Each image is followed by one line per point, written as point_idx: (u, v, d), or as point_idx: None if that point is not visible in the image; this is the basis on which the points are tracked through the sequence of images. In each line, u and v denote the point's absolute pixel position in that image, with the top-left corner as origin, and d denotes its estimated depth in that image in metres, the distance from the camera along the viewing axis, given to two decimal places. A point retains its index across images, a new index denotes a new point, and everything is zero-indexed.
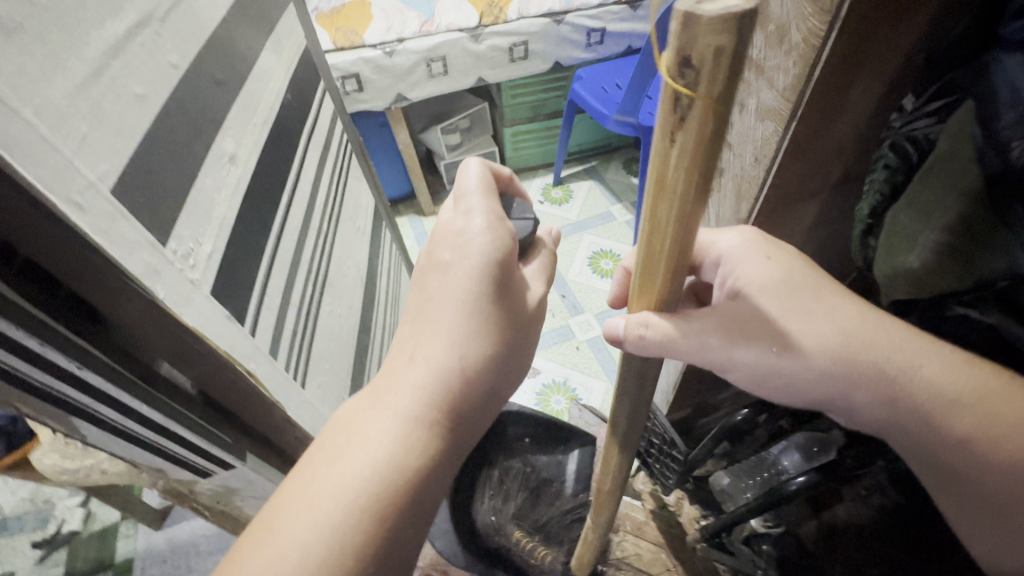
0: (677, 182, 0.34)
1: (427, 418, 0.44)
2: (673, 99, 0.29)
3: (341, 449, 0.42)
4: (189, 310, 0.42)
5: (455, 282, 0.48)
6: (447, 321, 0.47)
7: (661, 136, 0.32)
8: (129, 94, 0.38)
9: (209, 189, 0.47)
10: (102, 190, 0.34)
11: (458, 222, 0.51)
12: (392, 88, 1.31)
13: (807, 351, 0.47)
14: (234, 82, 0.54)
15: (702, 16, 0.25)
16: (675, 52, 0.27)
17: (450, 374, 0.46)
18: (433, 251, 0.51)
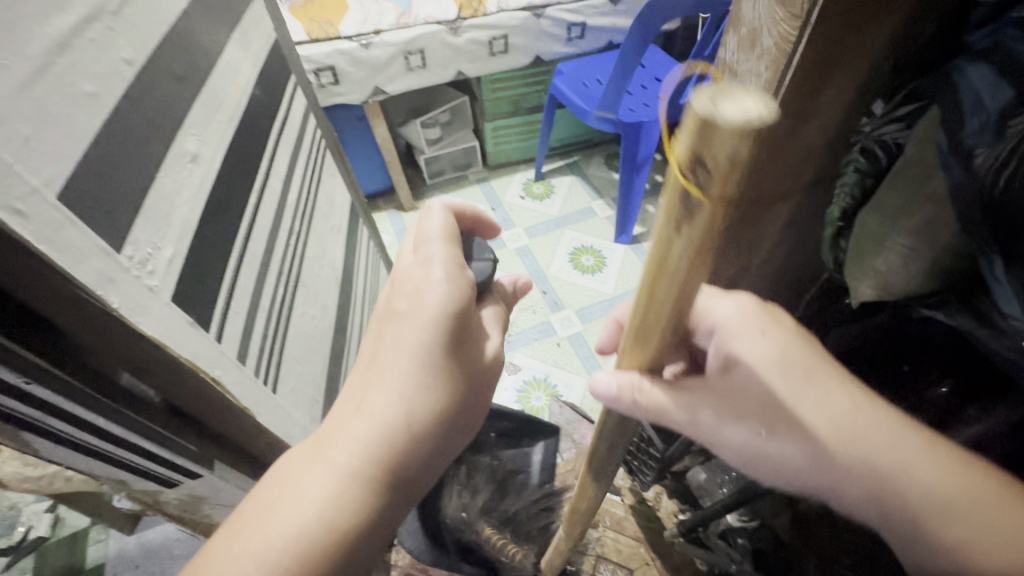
0: (679, 263, 0.35)
1: (361, 477, 0.46)
2: (682, 191, 0.31)
3: (278, 503, 0.45)
4: (147, 318, 0.40)
5: (406, 338, 0.50)
6: (392, 376, 0.49)
7: (666, 220, 0.33)
8: (77, 92, 0.37)
9: (169, 191, 0.46)
10: (47, 196, 0.33)
11: (416, 274, 0.53)
12: (369, 81, 1.28)
13: (802, 438, 0.46)
14: (196, 78, 0.52)
15: (721, 121, 0.26)
16: (688, 148, 0.29)
17: (389, 432, 0.47)
18: (392, 301, 0.54)
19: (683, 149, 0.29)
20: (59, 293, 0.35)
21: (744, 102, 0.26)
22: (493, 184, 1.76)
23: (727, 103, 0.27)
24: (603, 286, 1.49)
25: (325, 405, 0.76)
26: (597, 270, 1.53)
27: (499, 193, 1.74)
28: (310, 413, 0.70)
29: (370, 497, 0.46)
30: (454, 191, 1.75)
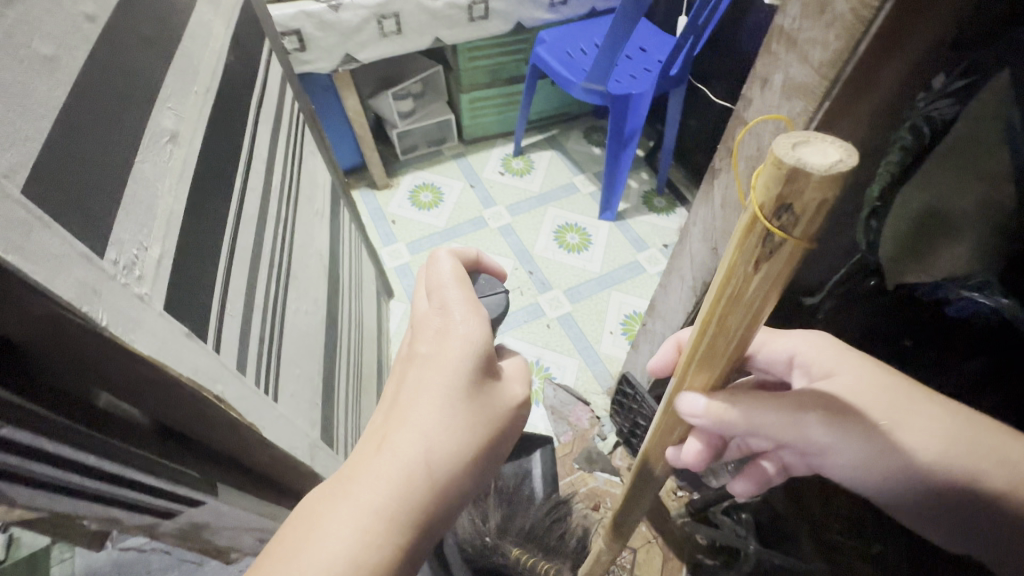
0: (751, 298, 0.37)
1: (393, 531, 0.40)
2: (763, 236, 0.32)
3: (298, 562, 0.38)
4: (142, 334, 0.33)
5: (438, 377, 0.45)
6: (423, 416, 0.44)
7: (741, 262, 0.35)
8: (33, 55, 0.29)
9: (150, 178, 0.38)
10: (10, 191, 0.25)
11: (440, 314, 0.49)
12: (339, 48, 1.17)
13: (905, 433, 0.46)
14: (167, 40, 0.44)
15: (811, 171, 0.28)
16: (773, 197, 0.30)
17: (424, 478, 0.42)
18: (414, 342, 0.49)
19: (768, 197, 0.31)
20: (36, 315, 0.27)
21: (826, 153, 0.29)
22: (470, 160, 1.69)
23: (809, 154, 0.29)
24: (589, 265, 1.47)
25: (325, 407, 0.70)
26: (582, 249, 1.50)
27: (478, 170, 1.67)
28: (312, 418, 0.64)
29: (403, 553, 0.41)
30: (430, 168, 1.67)
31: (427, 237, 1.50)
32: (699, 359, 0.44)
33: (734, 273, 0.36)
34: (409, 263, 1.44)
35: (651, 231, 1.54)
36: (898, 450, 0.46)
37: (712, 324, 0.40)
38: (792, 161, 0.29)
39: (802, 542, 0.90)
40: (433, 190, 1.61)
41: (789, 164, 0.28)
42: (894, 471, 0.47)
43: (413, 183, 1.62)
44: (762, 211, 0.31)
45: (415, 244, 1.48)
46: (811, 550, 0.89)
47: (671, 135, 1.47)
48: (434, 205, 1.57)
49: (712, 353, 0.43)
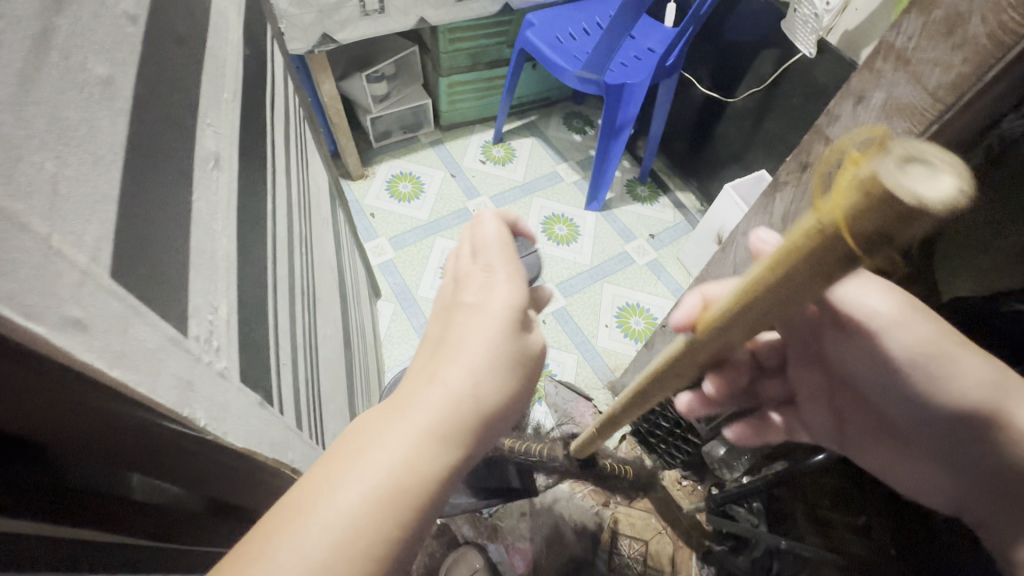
0: (800, 300, 0.30)
1: (432, 470, 0.30)
2: (843, 259, 0.25)
3: (331, 478, 0.28)
4: (230, 421, 0.28)
5: (501, 307, 0.35)
6: (481, 344, 0.33)
7: (803, 276, 0.27)
8: (92, 80, 0.21)
9: (206, 219, 0.31)
10: (100, 278, 0.19)
11: (501, 255, 0.38)
12: (315, 26, 1.07)
13: (965, 364, 0.40)
14: (197, 37, 0.35)
15: (932, 211, 0.20)
16: (869, 227, 0.22)
17: (476, 411, 0.32)
18: (460, 287, 0.38)
19: (861, 225, 0.22)
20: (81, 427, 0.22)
21: (939, 181, 0.20)
22: (449, 148, 1.60)
23: (924, 181, 0.21)
24: (580, 257, 1.44)
25: None
26: (571, 240, 1.47)
27: (457, 158, 1.58)
28: None
29: (445, 493, 0.31)
30: (406, 156, 1.57)
31: (411, 231, 1.41)
32: (719, 336, 0.37)
33: (787, 282, 0.28)
34: (394, 259, 1.36)
35: (637, 220, 1.53)
36: (949, 377, 0.40)
37: (745, 317, 0.33)
38: (908, 201, 0.20)
39: (800, 522, 0.88)
40: (412, 180, 1.52)
41: (908, 207, 0.20)
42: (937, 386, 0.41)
43: (390, 173, 1.52)
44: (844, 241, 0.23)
45: (397, 239, 1.40)
46: (807, 525, 0.87)
47: (659, 123, 1.47)
48: (415, 196, 1.49)
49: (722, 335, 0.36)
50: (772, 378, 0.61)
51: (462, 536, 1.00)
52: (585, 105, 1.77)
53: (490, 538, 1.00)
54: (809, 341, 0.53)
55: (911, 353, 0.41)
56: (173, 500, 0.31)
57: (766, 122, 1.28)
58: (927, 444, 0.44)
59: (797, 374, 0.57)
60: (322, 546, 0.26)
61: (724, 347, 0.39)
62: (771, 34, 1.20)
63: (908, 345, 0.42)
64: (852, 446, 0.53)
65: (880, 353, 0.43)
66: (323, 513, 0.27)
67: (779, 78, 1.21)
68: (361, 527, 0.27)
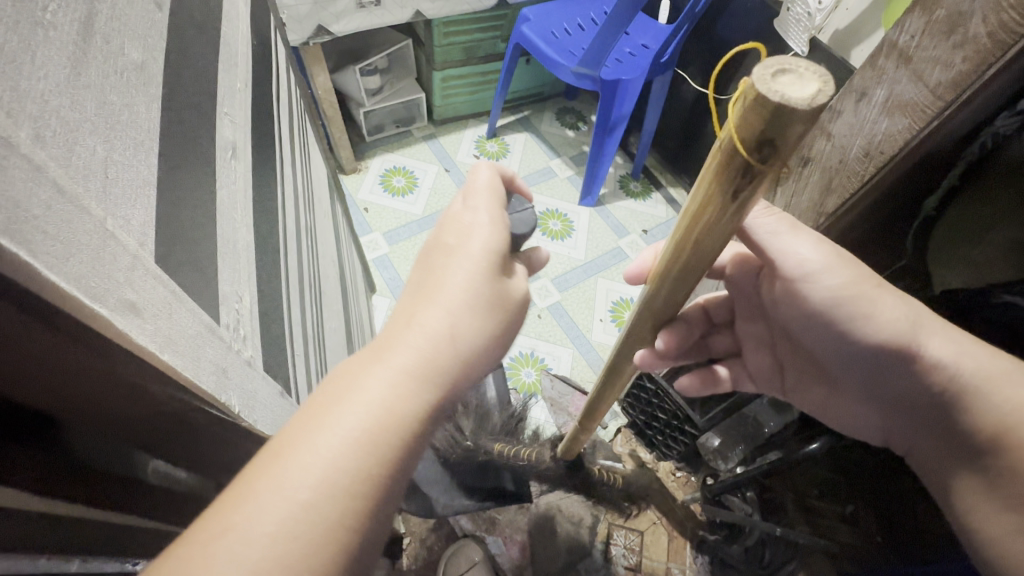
0: (724, 225, 0.32)
1: (414, 402, 0.31)
2: (744, 172, 0.28)
3: (311, 423, 0.28)
4: (257, 409, 0.28)
5: (469, 250, 0.37)
6: (456, 287, 0.35)
7: (720, 194, 0.30)
8: (129, 65, 0.21)
9: (228, 208, 0.31)
10: (147, 264, 0.19)
11: (468, 203, 0.39)
12: (311, 18, 1.06)
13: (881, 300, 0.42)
14: (212, 25, 0.35)
15: (797, 110, 0.23)
16: (756, 134, 0.25)
17: (452, 351, 0.33)
18: (437, 235, 0.39)
19: (750, 133, 0.26)
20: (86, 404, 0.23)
21: (805, 84, 0.24)
22: (442, 143, 1.60)
23: (788, 86, 0.24)
24: (574, 252, 1.45)
25: None
26: (565, 235, 1.48)
27: (451, 153, 1.58)
28: None
29: (426, 434, 0.31)
30: (399, 150, 1.56)
31: (405, 226, 1.41)
32: (672, 277, 0.39)
33: (710, 202, 0.31)
34: (388, 253, 1.35)
35: (630, 216, 1.54)
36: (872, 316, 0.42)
37: (684, 250, 0.35)
38: (773, 101, 0.24)
39: (791, 512, 0.89)
40: (406, 175, 1.51)
41: (775, 107, 0.24)
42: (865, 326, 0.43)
43: (383, 167, 1.52)
44: (741, 149, 0.26)
45: (392, 234, 1.39)
46: (797, 515, 0.88)
47: (652, 119, 1.48)
48: (409, 191, 1.48)
49: (682, 279, 0.38)
50: (720, 331, 0.65)
51: (461, 528, 1.01)
52: (578, 100, 1.77)
53: (487, 531, 1.01)
54: (751, 296, 0.57)
55: (832, 295, 0.43)
56: (178, 483, 0.31)
57: None
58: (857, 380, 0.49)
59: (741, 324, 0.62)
60: (305, 487, 0.26)
61: (677, 291, 0.40)
62: (763, 33, 1.21)
63: (828, 287, 0.43)
64: (794, 391, 0.59)
65: (807, 299, 0.45)
66: (307, 458, 0.27)
67: None
68: (343, 467, 0.27)
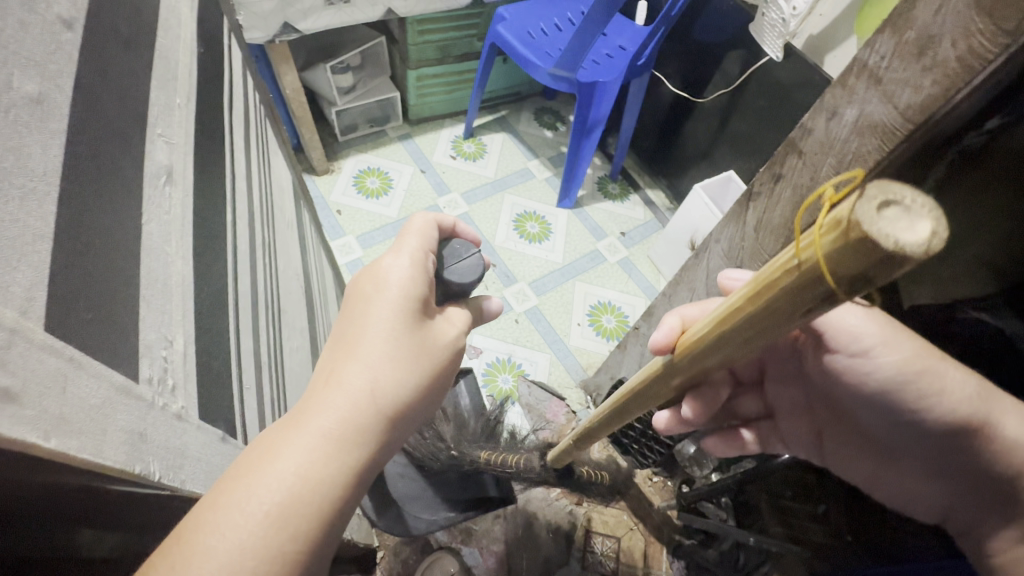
0: (782, 331, 0.28)
1: (332, 464, 0.32)
2: (823, 297, 0.23)
3: (219, 504, 0.28)
4: (186, 469, 0.26)
5: (386, 303, 0.37)
6: (375, 340, 0.36)
7: (787, 310, 0.25)
8: (16, 98, 0.19)
9: (159, 242, 0.28)
10: (33, 333, 0.17)
11: (386, 253, 0.40)
12: (276, 15, 1.02)
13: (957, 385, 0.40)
14: (143, 39, 0.33)
15: (913, 258, 0.19)
16: (852, 268, 0.21)
17: (372, 409, 0.34)
18: (358, 284, 0.39)
19: (841, 266, 0.21)
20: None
21: (921, 225, 0.19)
22: (418, 143, 1.56)
23: (900, 223, 0.19)
24: (552, 255, 1.44)
25: None
26: (544, 238, 1.46)
27: (427, 153, 1.55)
28: None
29: (348, 496, 0.32)
30: (373, 150, 1.52)
31: (380, 229, 1.38)
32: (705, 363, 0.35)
33: (770, 314, 0.26)
34: (362, 258, 1.32)
35: (609, 218, 1.53)
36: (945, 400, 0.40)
37: (731, 344, 0.31)
38: (884, 245, 0.19)
39: (765, 515, 0.87)
40: (381, 176, 1.48)
41: (886, 255, 0.19)
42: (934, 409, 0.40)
43: (357, 168, 1.48)
44: (830, 284, 0.21)
45: (366, 237, 1.36)
46: (773, 519, 0.86)
47: (630, 121, 1.47)
48: (383, 192, 1.45)
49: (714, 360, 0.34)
50: (746, 393, 0.61)
51: (437, 540, 0.99)
52: (555, 100, 1.75)
53: (463, 541, 1.00)
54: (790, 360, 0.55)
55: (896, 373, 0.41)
56: (123, 546, 0.27)
57: (732, 123, 1.31)
58: (915, 455, 0.44)
59: (776, 392, 0.58)
60: (208, 571, 0.26)
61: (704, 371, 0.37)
62: (739, 36, 1.21)
63: (890, 365, 0.41)
64: (833, 458, 0.54)
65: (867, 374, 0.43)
66: (210, 544, 0.27)
67: (746, 80, 1.23)
68: (251, 546, 0.28)
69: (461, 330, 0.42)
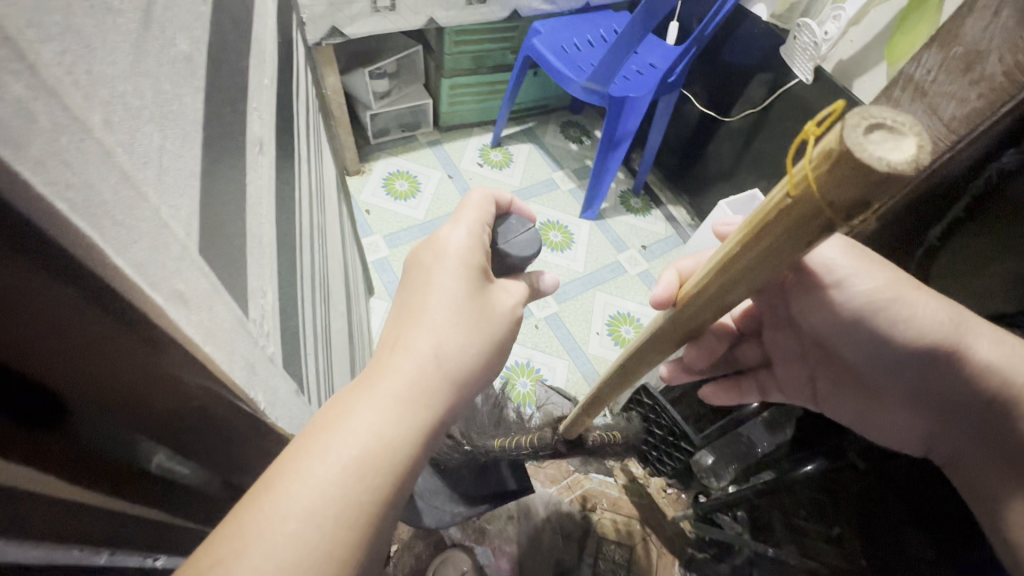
0: (780, 264, 0.30)
1: (404, 422, 0.32)
2: (823, 226, 0.26)
3: (299, 457, 0.29)
4: (274, 405, 0.28)
5: (447, 272, 0.39)
6: (438, 310, 0.37)
7: (787, 243, 0.28)
8: (179, 56, 0.21)
9: (256, 203, 0.31)
10: (195, 256, 0.19)
11: (444, 226, 0.42)
12: (325, 19, 1.07)
13: (927, 306, 0.43)
14: (246, 21, 0.35)
15: (901, 177, 0.21)
16: (849, 193, 0.23)
17: (437, 372, 0.35)
18: (418, 258, 0.41)
19: (839, 194, 0.23)
20: (102, 393, 0.20)
21: (903, 145, 0.21)
22: (447, 149, 1.60)
23: (881, 146, 0.21)
24: (573, 264, 1.46)
25: None
26: (566, 247, 1.49)
27: (455, 160, 1.58)
28: None
29: (418, 456, 0.33)
30: (404, 155, 1.56)
31: (406, 230, 1.41)
32: (703, 301, 0.38)
33: (769, 246, 0.29)
34: (388, 257, 1.35)
35: (630, 231, 1.55)
36: (915, 321, 0.43)
37: (731, 279, 0.34)
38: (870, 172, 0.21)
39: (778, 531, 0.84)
40: (409, 179, 1.51)
41: (881, 177, 0.21)
42: (916, 328, 0.43)
43: (386, 170, 1.52)
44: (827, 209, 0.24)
45: (393, 237, 1.39)
46: (783, 535, 0.84)
47: (657, 137, 1.50)
48: (411, 195, 1.48)
49: (713, 298, 0.37)
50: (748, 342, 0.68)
51: (450, 538, 0.99)
52: (583, 115, 1.79)
53: (477, 540, 1.00)
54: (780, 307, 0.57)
55: (867, 297, 0.45)
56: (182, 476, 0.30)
57: (757, 143, 1.33)
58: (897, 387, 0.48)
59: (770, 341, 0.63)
60: (293, 517, 0.27)
61: (703, 314, 0.40)
62: (768, 59, 1.24)
63: (862, 293, 0.45)
64: (827, 401, 0.59)
65: (839, 300, 0.46)
66: (296, 491, 0.28)
67: (772, 102, 1.25)
68: (334, 496, 0.28)
69: (519, 302, 0.43)
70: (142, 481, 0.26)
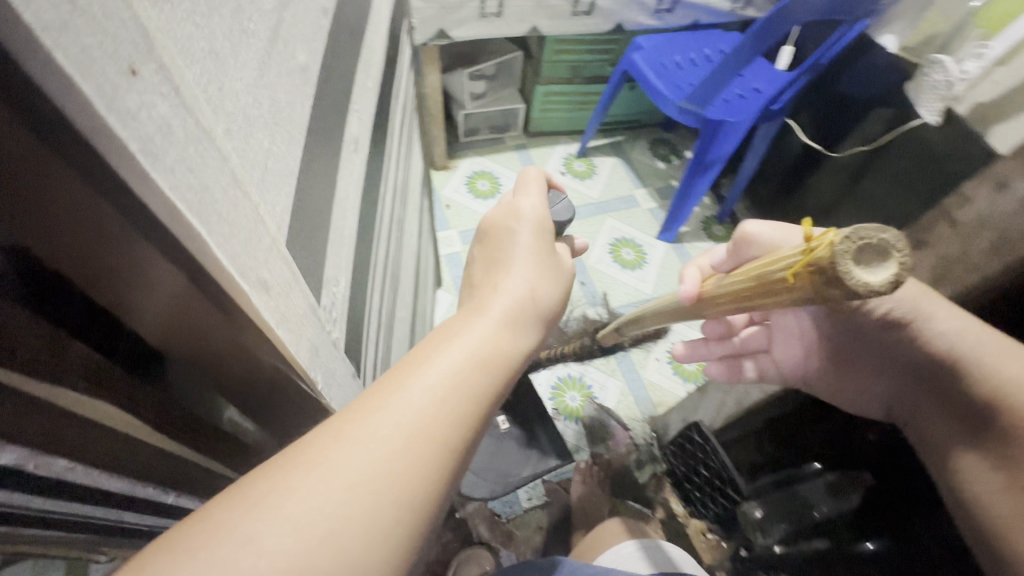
0: (763, 296, 0.36)
1: (512, 338, 0.38)
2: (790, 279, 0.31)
3: (434, 345, 0.34)
4: (330, 388, 0.30)
5: (526, 229, 0.48)
6: (524, 260, 0.46)
7: (773, 281, 0.34)
8: (296, 67, 0.24)
9: (344, 198, 0.34)
10: (281, 249, 0.21)
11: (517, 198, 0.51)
12: (435, 21, 1.13)
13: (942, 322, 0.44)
14: (359, 31, 0.39)
15: (843, 274, 0.26)
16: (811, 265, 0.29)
17: (532, 305, 0.42)
18: (505, 221, 0.50)
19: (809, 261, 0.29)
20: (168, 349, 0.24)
21: (866, 263, 0.27)
22: (532, 154, 1.63)
23: (866, 266, 0.27)
24: (642, 284, 1.42)
25: None
26: (637, 266, 1.46)
27: (538, 165, 1.61)
28: None
29: (518, 368, 0.38)
30: (490, 156, 1.61)
31: None
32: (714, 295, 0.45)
33: (767, 278, 0.35)
34: (460, 253, 1.39)
35: None
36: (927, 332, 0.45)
37: (733, 291, 0.40)
38: (847, 277, 0.26)
39: None
40: (491, 179, 1.55)
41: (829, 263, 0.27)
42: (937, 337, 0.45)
43: (471, 169, 1.57)
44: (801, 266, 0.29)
45: (467, 233, 1.43)
46: None
47: (752, 163, 1.44)
48: (491, 195, 1.52)
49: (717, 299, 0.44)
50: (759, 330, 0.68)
51: (478, 535, 1.02)
52: (674, 134, 1.73)
53: (503, 544, 1.02)
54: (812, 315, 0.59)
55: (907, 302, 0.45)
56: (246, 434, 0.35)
57: (862, 184, 1.22)
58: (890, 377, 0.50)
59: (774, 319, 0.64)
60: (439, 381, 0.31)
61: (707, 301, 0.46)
62: (890, 93, 1.13)
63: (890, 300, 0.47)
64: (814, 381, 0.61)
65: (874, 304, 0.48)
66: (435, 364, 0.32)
67: (889, 141, 1.13)
68: (469, 373, 0.33)
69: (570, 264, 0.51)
70: (207, 431, 0.30)
